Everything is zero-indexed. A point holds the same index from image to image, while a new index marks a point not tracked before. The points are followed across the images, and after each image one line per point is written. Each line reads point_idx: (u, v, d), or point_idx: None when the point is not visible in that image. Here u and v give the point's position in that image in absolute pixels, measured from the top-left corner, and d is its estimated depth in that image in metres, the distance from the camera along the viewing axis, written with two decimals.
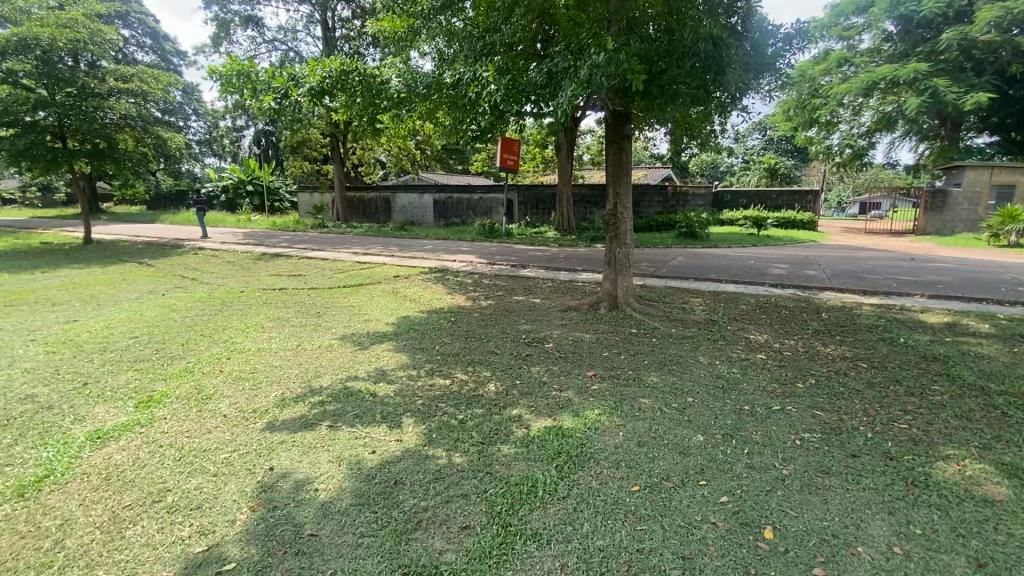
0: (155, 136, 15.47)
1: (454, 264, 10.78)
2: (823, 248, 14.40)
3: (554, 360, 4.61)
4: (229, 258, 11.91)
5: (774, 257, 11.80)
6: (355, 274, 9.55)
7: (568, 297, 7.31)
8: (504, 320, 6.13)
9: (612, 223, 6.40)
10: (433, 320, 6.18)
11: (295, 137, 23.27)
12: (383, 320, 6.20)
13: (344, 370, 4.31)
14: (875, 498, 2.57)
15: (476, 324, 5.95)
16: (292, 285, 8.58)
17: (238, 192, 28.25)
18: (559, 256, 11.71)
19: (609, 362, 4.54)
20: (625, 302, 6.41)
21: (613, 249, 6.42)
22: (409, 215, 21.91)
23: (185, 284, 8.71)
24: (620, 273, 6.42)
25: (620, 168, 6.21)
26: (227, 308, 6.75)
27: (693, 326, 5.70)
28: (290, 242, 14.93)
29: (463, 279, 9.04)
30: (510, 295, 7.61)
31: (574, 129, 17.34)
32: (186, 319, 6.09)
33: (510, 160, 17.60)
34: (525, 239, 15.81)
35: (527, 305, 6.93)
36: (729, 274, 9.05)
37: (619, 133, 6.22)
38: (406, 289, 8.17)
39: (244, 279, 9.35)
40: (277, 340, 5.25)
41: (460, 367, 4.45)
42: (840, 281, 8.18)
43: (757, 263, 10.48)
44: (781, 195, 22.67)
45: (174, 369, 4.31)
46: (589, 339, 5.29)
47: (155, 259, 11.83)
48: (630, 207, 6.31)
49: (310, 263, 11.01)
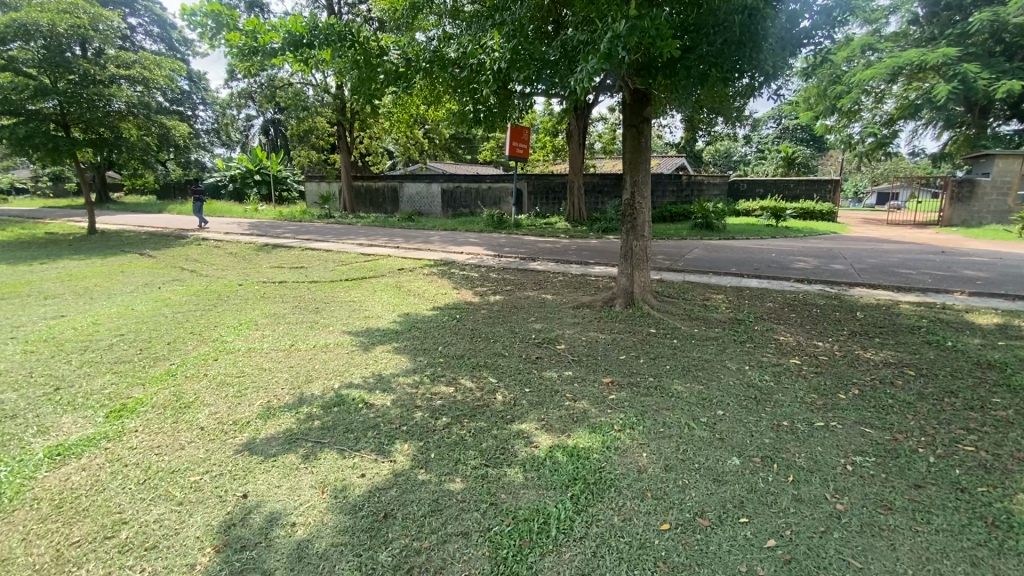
0: (159, 125, 15.21)
1: (461, 256, 10.40)
2: (846, 241, 13.79)
3: (567, 364, 4.23)
4: (233, 249, 11.65)
5: (796, 249, 11.28)
6: (359, 266, 9.20)
7: (581, 292, 6.89)
8: (512, 318, 5.74)
9: (628, 214, 5.97)
10: (437, 317, 5.81)
11: (301, 126, 22.94)
12: (385, 317, 5.83)
13: (337, 375, 3.96)
14: (952, 544, 2.16)
15: (483, 322, 5.57)
16: (293, 278, 8.27)
17: (245, 182, 28.02)
18: (570, 247, 11.29)
19: (627, 368, 4.13)
20: (642, 298, 5.99)
21: (629, 241, 6.00)
22: (417, 205, 21.52)
23: (184, 277, 8.44)
24: (637, 268, 6.00)
25: (638, 153, 5.77)
26: (222, 303, 6.43)
27: (717, 326, 5.27)
28: (295, 233, 14.64)
29: (470, 272, 8.66)
30: (519, 290, 7.21)
31: (585, 115, 16.78)
32: (178, 314, 5.80)
33: (519, 148, 17.10)
34: (535, 230, 15.37)
35: (537, 302, 6.53)
36: (751, 268, 8.57)
37: (638, 116, 5.75)
38: (410, 283, 7.82)
39: (245, 271, 9.06)
40: (269, 340, 4.90)
41: (463, 371, 4.08)
42: (871, 277, 7.67)
43: (779, 256, 9.99)
44: (799, 185, 21.94)
45: (156, 371, 3.99)
46: (605, 341, 4.90)
47: (157, 250, 11.61)
48: (648, 196, 5.87)
49: (313, 254, 10.69)
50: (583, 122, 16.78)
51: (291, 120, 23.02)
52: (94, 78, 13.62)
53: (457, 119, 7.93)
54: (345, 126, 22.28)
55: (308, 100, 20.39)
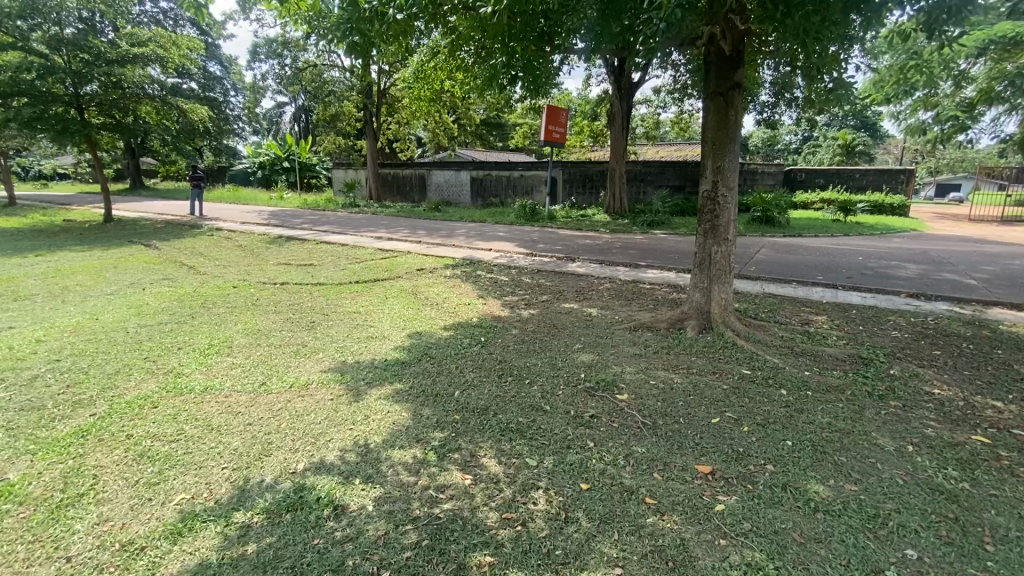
0: (176, 107, 14.42)
1: (490, 254, 9.15)
2: (932, 240, 11.95)
3: (637, 433, 2.92)
4: (243, 241, 10.76)
5: (883, 251, 9.56)
6: (372, 265, 8.08)
7: (637, 308, 5.54)
8: (552, 344, 4.45)
9: (707, 211, 4.58)
10: (456, 340, 4.57)
11: (327, 111, 22.04)
12: (392, 338, 4.63)
13: (306, 445, 2.73)
14: None
15: (515, 350, 4.31)
16: (296, 278, 7.21)
17: (274, 169, 27.50)
18: (614, 245, 9.88)
19: (731, 446, 2.80)
20: (721, 321, 4.61)
21: (707, 246, 4.63)
22: (445, 195, 20.34)
23: (178, 275, 7.50)
24: (716, 280, 4.63)
25: (725, 132, 4.37)
26: (203, 313, 5.38)
27: (835, 368, 3.85)
28: (314, 224, 13.70)
29: (498, 276, 7.39)
30: (559, 301, 5.91)
31: (628, 94, 15.12)
32: (142, 329, 4.75)
33: (556, 132, 15.62)
34: (571, 223, 14.02)
35: (583, 319, 5.22)
36: (842, 276, 7.01)
37: (726, 81, 4.32)
38: (428, 288, 6.63)
39: (248, 268, 8.08)
40: (235, 374, 3.74)
41: (487, 440, 2.81)
42: (1006, 293, 6.05)
43: (871, 260, 8.35)
44: (866, 174, 19.76)
45: (61, 432, 2.88)
46: (685, 389, 3.56)
47: (165, 241, 10.85)
48: (735, 189, 4.46)
49: (326, 249, 9.67)
50: (626, 103, 15.29)
51: (316, 105, 22.22)
52: (107, 57, 12.88)
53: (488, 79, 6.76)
54: (372, 110, 21.27)
55: (332, 84, 19.96)
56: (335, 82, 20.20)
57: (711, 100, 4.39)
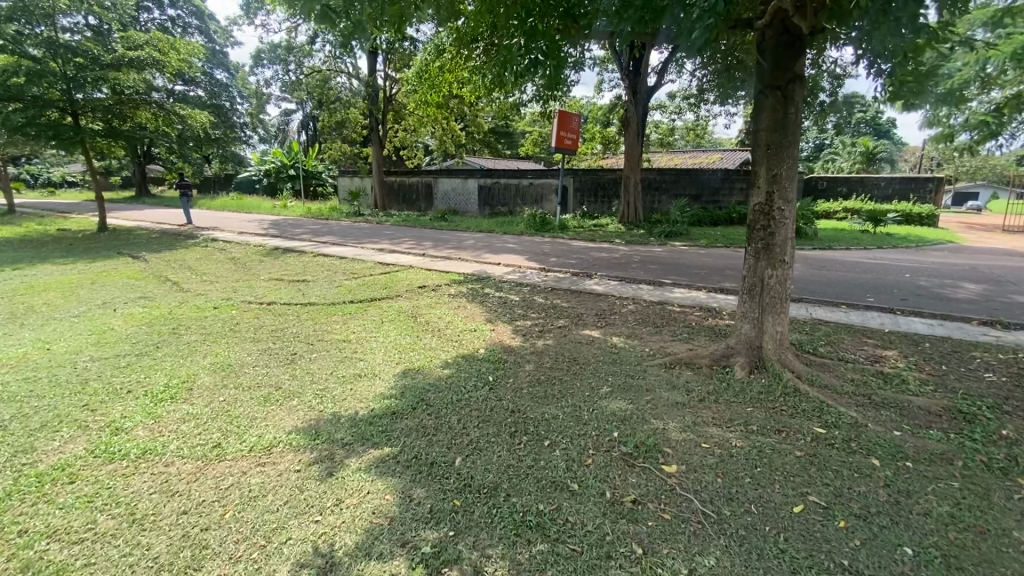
0: (173, 113, 13.92)
1: (499, 268, 8.47)
2: (974, 254, 11.12)
3: (699, 533, 2.19)
4: (237, 254, 10.13)
5: (928, 266, 8.76)
6: (370, 281, 7.40)
7: (669, 338, 4.79)
8: (574, 386, 3.71)
9: (759, 229, 3.84)
10: (459, 380, 3.83)
11: (333, 117, 21.54)
12: (382, 377, 3.91)
13: (251, 551, 2.04)
14: None
15: (530, 395, 3.57)
16: (286, 297, 6.54)
17: (279, 177, 27.13)
18: (632, 259, 9.14)
19: (831, 558, 2.04)
20: (777, 359, 3.87)
21: (759, 270, 3.89)
22: (453, 203, 19.70)
23: (157, 293, 6.84)
24: (768, 310, 3.90)
25: (781, 135, 3.64)
26: (171, 341, 4.69)
27: (932, 428, 3.08)
28: (314, 234, 13.08)
29: (508, 295, 6.67)
30: (577, 328, 5.16)
31: (643, 97, 14.39)
32: (93, 364, 4.07)
33: (568, 139, 14.96)
34: (584, 234, 13.32)
35: (608, 352, 4.47)
36: (896, 298, 6.22)
37: (782, 74, 3.58)
38: (430, 309, 5.94)
39: (235, 285, 7.41)
40: (187, 429, 3.04)
41: (497, 544, 2.10)
42: None
43: (920, 278, 7.56)
44: (891, 182, 18.89)
45: None
46: (748, 456, 2.80)
47: (154, 253, 10.24)
48: (793, 203, 3.73)
49: (323, 262, 9.01)
50: (641, 108, 14.55)
51: (322, 111, 21.76)
52: (102, 62, 12.43)
53: (498, 74, 6.08)
54: (378, 117, 20.83)
55: (338, 90, 19.64)
56: (341, 88, 19.78)
57: (766, 96, 3.66)
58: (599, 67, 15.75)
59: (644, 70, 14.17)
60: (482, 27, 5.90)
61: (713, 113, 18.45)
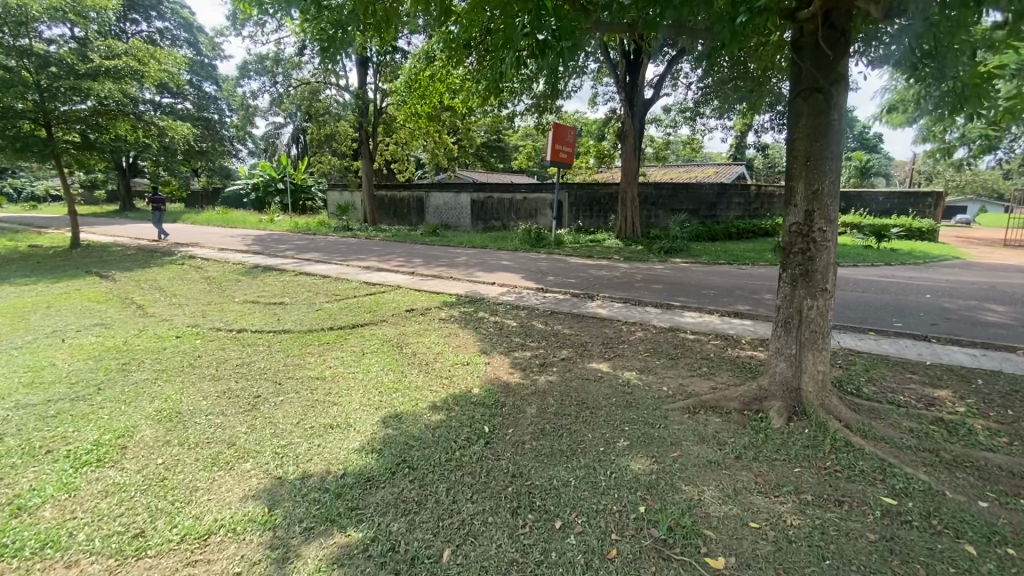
0: (152, 125, 13.33)
1: (494, 288, 7.93)
2: (985, 271, 10.73)
3: None
4: (213, 273, 9.49)
5: (945, 286, 8.33)
6: (353, 304, 6.80)
7: (687, 373, 4.24)
8: (587, 438, 3.14)
9: (797, 253, 3.33)
10: (449, 430, 3.25)
11: (322, 131, 21.05)
12: (358, 425, 3.32)
13: None
14: None
15: (535, 451, 2.99)
16: (259, 323, 5.93)
17: (267, 191, 26.50)
18: (635, 278, 8.64)
19: None
20: (819, 403, 3.34)
21: (798, 300, 3.37)
22: (445, 218, 19.18)
23: (117, 319, 6.21)
24: (807, 346, 3.38)
25: (821, 144, 3.15)
26: (117, 380, 4.08)
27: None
28: (299, 251, 12.46)
29: (504, 319, 6.11)
30: (583, 360, 4.60)
31: (639, 110, 14.01)
32: (14, 414, 3.45)
33: (563, 152, 14.53)
34: (581, 250, 12.84)
35: (621, 391, 3.89)
36: (925, 323, 5.75)
37: (822, 73, 3.10)
38: (418, 337, 5.37)
39: (205, 308, 6.79)
40: (106, 509, 2.44)
41: None
42: None
43: (943, 299, 7.09)
44: (889, 198, 18.67)
45: None
46: (812, 542, 2.23)
47: (124, 272, 9.56)
48: (836, 223, 3.23)
49: (305, 282, 8.42)
50: (638, 120, 14.13)
51: (311, 124, 21.25)
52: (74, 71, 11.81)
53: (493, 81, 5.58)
54: (368, 131, 20.36)
55: (327, 104, 19.12)
56: (330, 101, 19.22)
57: (804, 99, 3.17)
58: (595, 80, 15.43)
59: (641, 83, 13.86)
60: (476, 32, 5.43)
61: (709, 127, 18.19)
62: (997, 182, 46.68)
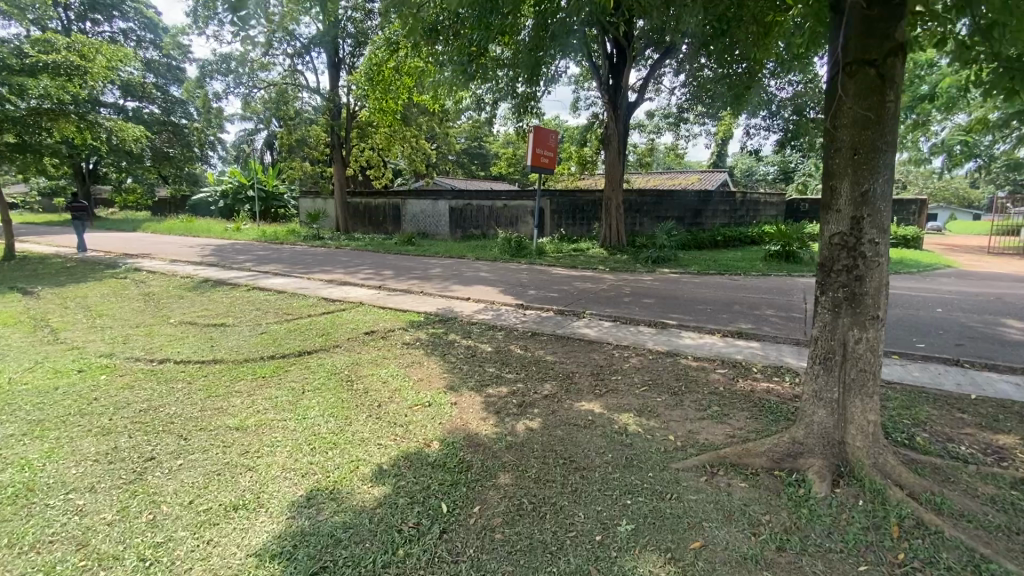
0: (97, 126, 12.14)
1: (469, 305, 7.13)
2: (981, 280, 10.35)
3: None
4: (155, 287, 8.51)
5: (950, 297, 7.84)
6: (305, 326, 5.92)
7: (695, 413, 3.49)
8: (580, 521, 2.35)
9: (841, 272, 2.61)
10: (394, 511, 2.43)
11: (292, 135, 20.03)
12: (272, 505, 2.47)
13: None
14: None
15: (508, 546, 2.18)
16: (188, 351, 5.03)
17: (236, 198, 25.30)
18: (623, 292, 7.94)
19: None
20: (871, 462, 2.63)
21: (841, 330, 2.67)
22: (421, 225, 18.34)
23: (14, 347, 5.21)
24: (852, 389, 2.67)
25: (872, 133, 2.46)
26: None
27: None
28: (260, 262, 11.46)
29: (478, 343, 5.31)
30: (570, 398, 3.83)
31: (623, 113, 13.35)
32: None
33: (544, 157, 13.85)
34: (565, 259, 12.14)
35: (618, 443, 3.11)
36: (948, 342, 5.15)
37: (876, 43, 2.42)
38: (373, 368, 4.53)
39: (129, 332, 5.83)
40: None
41: None
42: None
43: (955, 313, 6.55)
44: None
45: None
46: None
47: (51, 287, 8.47)
48: (889, 234, 2.54)
49: (256, 299, 7.50)
50: (622, 124, 13.45)
51: (281, 128, 20.25)
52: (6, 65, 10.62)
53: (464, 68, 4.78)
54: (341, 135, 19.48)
55: (298, 106, 18.17)
56: (302, 105, 18.32)
57: (849, 77, 2.49)
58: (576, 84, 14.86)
59: (624, 85, 13.16)
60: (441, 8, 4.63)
61: (692, 133, 17.71)
62: (967, 190, 48.05)
